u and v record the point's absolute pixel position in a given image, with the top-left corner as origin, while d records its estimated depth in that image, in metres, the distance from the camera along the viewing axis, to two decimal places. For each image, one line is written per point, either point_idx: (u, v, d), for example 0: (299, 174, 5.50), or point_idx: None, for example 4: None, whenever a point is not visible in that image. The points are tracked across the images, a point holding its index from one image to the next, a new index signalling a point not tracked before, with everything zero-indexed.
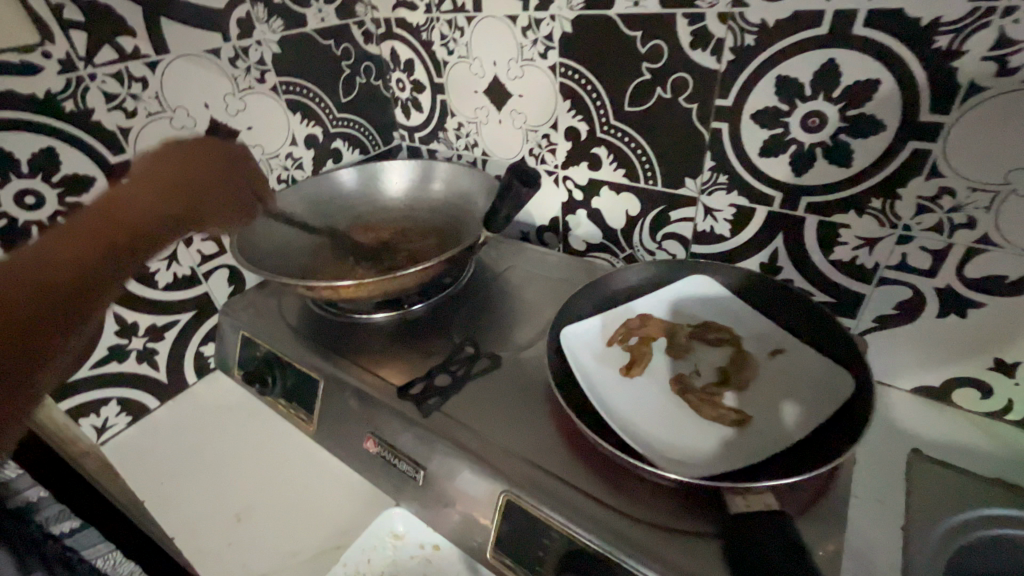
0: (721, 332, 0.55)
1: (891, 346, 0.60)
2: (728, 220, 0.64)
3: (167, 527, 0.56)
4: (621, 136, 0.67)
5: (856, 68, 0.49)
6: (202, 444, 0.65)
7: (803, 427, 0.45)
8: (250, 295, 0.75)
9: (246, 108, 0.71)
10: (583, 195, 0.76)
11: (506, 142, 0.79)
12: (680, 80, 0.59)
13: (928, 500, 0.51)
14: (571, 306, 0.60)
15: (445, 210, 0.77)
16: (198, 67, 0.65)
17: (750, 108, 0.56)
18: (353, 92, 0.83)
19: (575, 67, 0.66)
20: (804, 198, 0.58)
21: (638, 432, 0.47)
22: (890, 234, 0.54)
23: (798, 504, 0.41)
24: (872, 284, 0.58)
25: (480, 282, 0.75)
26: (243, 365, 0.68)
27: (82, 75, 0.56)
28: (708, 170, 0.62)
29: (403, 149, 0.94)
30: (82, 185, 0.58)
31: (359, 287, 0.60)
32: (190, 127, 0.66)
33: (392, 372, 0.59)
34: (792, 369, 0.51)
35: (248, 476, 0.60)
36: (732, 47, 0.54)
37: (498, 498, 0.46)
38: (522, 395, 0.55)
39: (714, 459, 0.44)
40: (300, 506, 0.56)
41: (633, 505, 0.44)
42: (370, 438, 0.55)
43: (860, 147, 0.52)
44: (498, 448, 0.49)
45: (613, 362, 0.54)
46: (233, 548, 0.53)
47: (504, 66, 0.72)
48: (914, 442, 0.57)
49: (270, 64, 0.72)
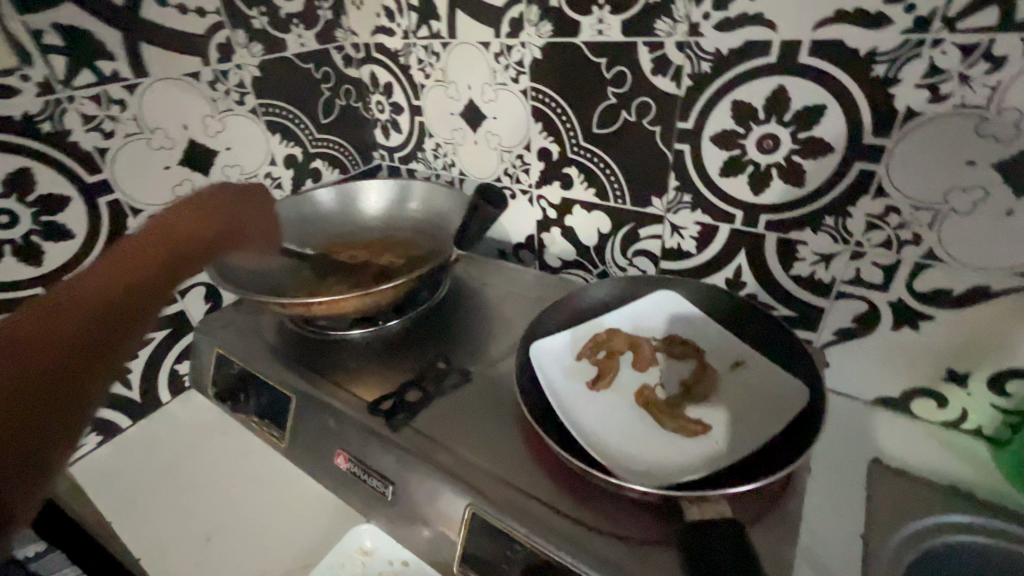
0: (685, 345, 0.57)
1: (851, 358, 0.62)
2: (694, 237, 0.67)
3: (133, 547, 0.55)
4: (591, 156, 0.70)
5: (803, 94, 0.52)
6: (173, 464, 0.65)
7: (760, 437, 0.46)
8: (227, 313, 0.75)
9: (225, 129, 0.73)
10: (556, 214, 0.78)
11: (482, 163, 0.81)
12: (643, 104, 0.62)
13: (887, 508, 0.53)
14: (541, 321, 0.61)
15: (421, 228, 0.78)
16: (177, 89, 0.66)
17: (710, 131, 0.59)
18: (333, 114, 0.85)
19: (545, 91, 0.69)
20: (763, 217, 0.60)
21: (602, 444, 0.48)
22: (844, 250, 0.57)
23: (753, 512, 0.43)
24: (830, 298, 0.60)
25: (455, 299, 0.76)
26: (217, 382, 0.68)
27: (60, 97, 0.57)
28: (673, 189, 0.65)
29: (383, 169, 0.96)
30: (57, 204, 0.59)
31: (331, 304, 0.60)
32: (169, 147, 0.67)
33: (364, 388, 0.59)
34: (751, 380, 0.52)
35: (218, 495, 0.60)
36: (690, 74, 0.57)
37: (464, 512, 0.47)
38: (491, 409, 0.56)
39: (674, 469, 0.45)
40: (270, 524, 0.56)
41: (595, 517, 0.44)
42: (341, 454, 0.55)
43: (812, 168, 0.55)
44: (465, 462, 0.50)
45: (581, 375, 0.55)
46: (200, 568, 0.53)
47: (478, 90, 0.75)
48: (875, 452, 0.58)
49: (249, 87, 0.74)
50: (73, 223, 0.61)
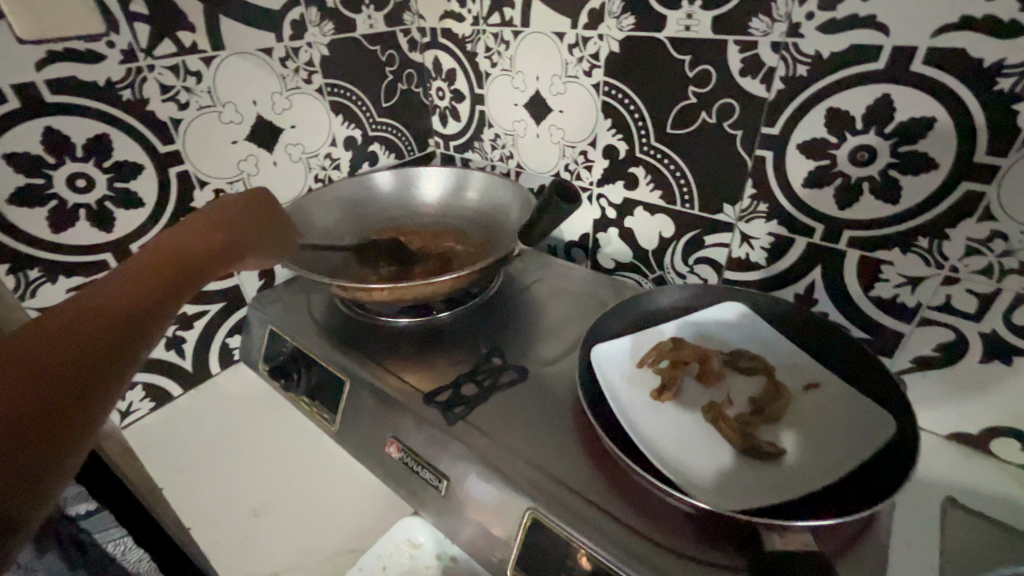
0: (754, 361, 0.54)
1: (928, 389, 0.59)
2: (765, 248, 0.64)
3: (185, 515, 0.56)
4: (661, 157, 0.67)
5: (910, 105, 0.49)
6: (223, 435, 0.65)
7: (842, 466, 0.43)
8: (280, 290, 0.75)
9: (292, 107, 0.72)
10: (616, 214, 0.75)
11: (542, 157, 0.79)
12: (726, 105, 0.59)
13: (964, 553, 0.49)
14: (601, 324, 0.59)
15: (477, 219, 0.77)
16: (249, 65, 0.66)
17: (798, 138, 0.56)
18: (394, 98, 0.85)
19: (619, 86, 0.67)
20: (847, 232, 0.57)
21: (669, 458, 0.46)
22: (936, 274, 0.53)
23: (833, 545, 0.40)
24: (912, 324, 0.57)
25: (508, 293, 0.74)
26: (270, 359, 0.69)
27: (142, 66, 0.58)
28: (748, 197, 0.62)
29: (437, 156, 0.95)
30: (131, 171, 0.60)
31: (391, 290, 0.60)
32: (237, 122, 0.67)
33: (419, 377, 0.59)
34: (829, 405, 0.49)
35: (267, 471, 0.60)
36: (783, 77, 0.54)
37: (523, 515, 0.45)
38: (548, 411, 0.54)
39: (746, 492, 0.43)
40: (319, 505, 0.56)
41: (665, 534, 0.42)
42: (393, 443, 0.54)
43: (910, 184, 0.51)
44: (523, 463, 0.48)
45: (643, 384, 0.53)
46: (249, 543, 0.53)
47: (547, 82, 0.73)
48: (950, 491, 0.55)
49: (318, 65, 0.73)
50: (144, 191, 0.61)
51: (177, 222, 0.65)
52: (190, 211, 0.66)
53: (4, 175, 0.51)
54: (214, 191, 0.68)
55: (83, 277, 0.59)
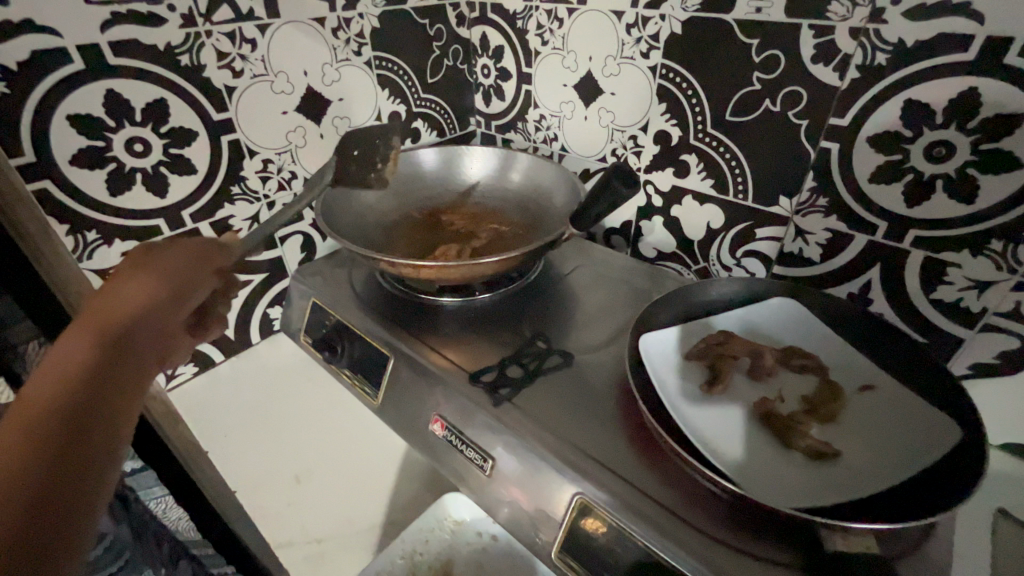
0: (807, 359, 0.53)
1: (984, 397, 0.57)
2: (821, 244, 0.62)
3: (231, 478, 0.57)
4: (716, 145, 0.65)
5: (999, 100, 0.46)
6: (265, 403, 0.67)
7: (902, 470, 0.42)
8: (321, 263, 0.75)
9: (341, 79, 0.72)
10: (662, 202, 0.74)
11: (589, 140, 0.78)
12: (793, 93, 0.57)
13: (1014, 565, 0.48)
14: (648, 314, 0.58)
15: (521, 201, 0.76)
16: (303, 34, 0.65)
17: (869, 130, 0.54)
18: (439, 74, 0.83)
19: (677, 70, 0.64)
20: (913, 231, 0.55)
21: (719, 452, 0.45)
22: (1007, 279, 0.51)
23: (897, 548, 0.40)
24: (973, 329, 0.55)
25: (548, 278, 0.74)
26: (311, 331, 0.69)
27: (200, 31, 0.57)
28: (807, 190, 0.60)
29: (477, 136, 0.94)
30: (185, 137, 0.60)
31: (438, 268, 0.59)
32: (288, 92, 0.67)
33: (462, 357, 0.58)
34: (885, 406, 0.48)
35: (308, 440, 0.61)
36: (859, 65, 0.52)
37: (571, 498, 0.45)
38: (593, 398, 0.54)
39: (801, 490, 0.42)
40: (360, 477, 0.56)
41: (713, 524, 0.42)
42: (436, 421, 0.54)
43: (989, 184, 0.49)
44: (570, 447, 0.48)
45: (691, 375, 0.52)
46: (293, 509, 0.54)
47: (600, 62, 0.71)
48: (1001, 502, 0.53)
49: (368, 38, 0.72)
50: (196, 157, 0.62)
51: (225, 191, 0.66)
52: (239, 179, 0.66)
53: (67, 136, 0.52)
54: (263, 161, 0.68)
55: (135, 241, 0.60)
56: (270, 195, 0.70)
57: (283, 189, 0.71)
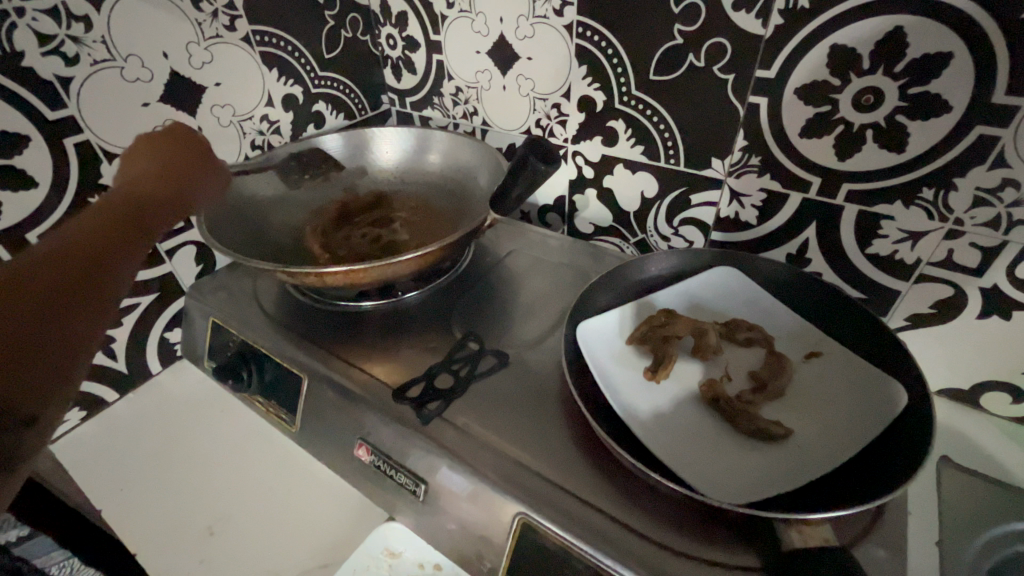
0: (752, 331, 0.50)
1: (924, 347, 0.56)
2: (757, 206, 0.59)
3: (131, 540, 0.49)
4: (643, 108, 0.60)
5: (923, 39, 0.43)
6: (170, 443, 0.58)
7: (852, 446, 0.40)
8: (221, 276, 0.66)
9: (214, 60, 0.62)
10: (593, 173, 0.69)
11: (511, 112, 0.71)
12: (717, 45, 0.53)
13: (959, 516, 0.49)
14: (586, 299, 0.54)
15: (443, 185, 0.69)
16: (153, 8, 0.55)
17: (795, 81, 0.50)
18: (337, 48, 0.73)
19: (595, 27, 0.59)
20: (846, 186, 0.52)
21: (670, 447, 0.42)
22: (938, 227, 0.49)
23: (849, 532, 0.39)
24: (909, 282, 0.54)
25: (481, 267, 0.67)
26: (215, 355, 0.60)
27: (7, 9, 0.46)
28: (739, 150, 0.57)
29: (392, 116, 0.84)
30: (12, 143, 0.49)
31: (347, 273, 0.52)
32: (147, 80, 0.56)
33: (387, 369, 0.52)
34: (832, 375, 0.46)
35: (222, 481, 0.54)
36: (782, 10, 0.48)
37: (512, 520, 0.41)
38: (532, 401, 0.49)
39: (754, 481, 0.39)
40: (284, 516, 0.50)
41: (666, 530, 0.38)
42: (362, 445, 0.48)
43: (918, 130, 0.47)
44: (510, 459, 0.43)
45: (636, 364, 0.48)
46: (205, 566, 0.47)
47: (513, 24, 0.64)
48: (944, 450, 0.54)
49: (240, 9, 0.62)
50: (34, 168, 0.51)
51: (84, 204, 0.55)
52: (100, 189, 0.56)
53: None
54: None
55: None
56: None
57: None
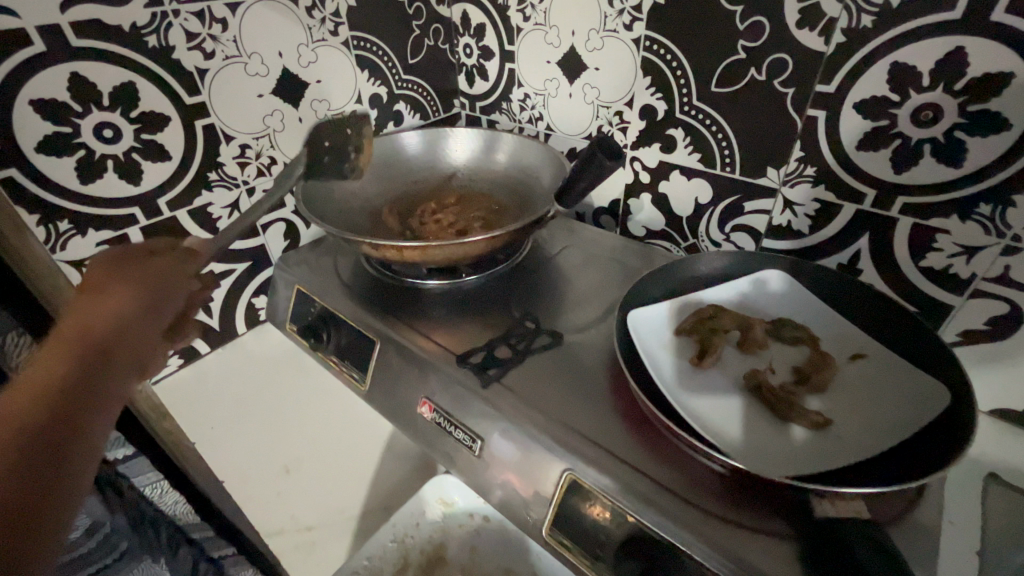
0: (798, 330, 0.52)
1: (976, 364, 0.56)
2: (810, 215, 0.61)
3: (220, 470, 0.56)
4: (703, 118, 0.64)
5: (985, 59, 0.45)
6: (253, 393, 0.66)
7: (891, 438, 0.42)
8: (304, 251, 0.74)
9: (318, 60, 0.70)
10: (650, 178, 0.72)
11: (574, 118, 0.76)
12: (779, 61, 0.56)
13: (1004, 530, 0.49)
14: (637, 290, 0.58)
15: (507, 182, 0.75)
16: (275, 13, 0.63)
17: (855, 96, 0.53)
18: (420, 54, 0.81)
19: (662, 42, 0.63)
20: (900, 199, 0.54)
21: (710, 424, 0.45)
22: (995, 243, 0.50)
23: (885, 515, 0.40)
24: (963, 296, 0.54)
25: (537, 259, 0.72)
26: (297, 319, 0.68)
27: (167, 10, 0.55)
28: (795, 160, 0.59)
29: (462, 118, 0.91)
30: (156, 122, 0.58)
31: (422, 249, 0.58)
32: (263, 74, 0.65)
33: (450, 340, 0.58)
34: (876, 375, 0.48)
35: (297, 428, 0.60)
36: (845, 29, 0.51)
37: (560, 476, 0.45)
38: (582, 378, 0.53)
39: (791, 460, 0.41)
40: (351, 463, 0.56)
41: (705, 497, 0.41)
42: (425, 404, 0.54)
43: (976, 146, 0.48)
44: (559, 425, 0.47)
45: (682, 350, 0.51)
46: (283, 498, 0.53)
47: (584, 37, 0.69)
48: (992, 467, 0.54)
49: (344, 17, 0.70)
50: (170, 144, 0.60)
51: (203, 178, 0.64)
52: (217, 166, 0.65)
53: (32, 123, 0.51)
54: (240, 146, 0.66)
55: (111, 231, 0.59)
56: (249, 182, 0.69)
57: (262, 175, 0.70)
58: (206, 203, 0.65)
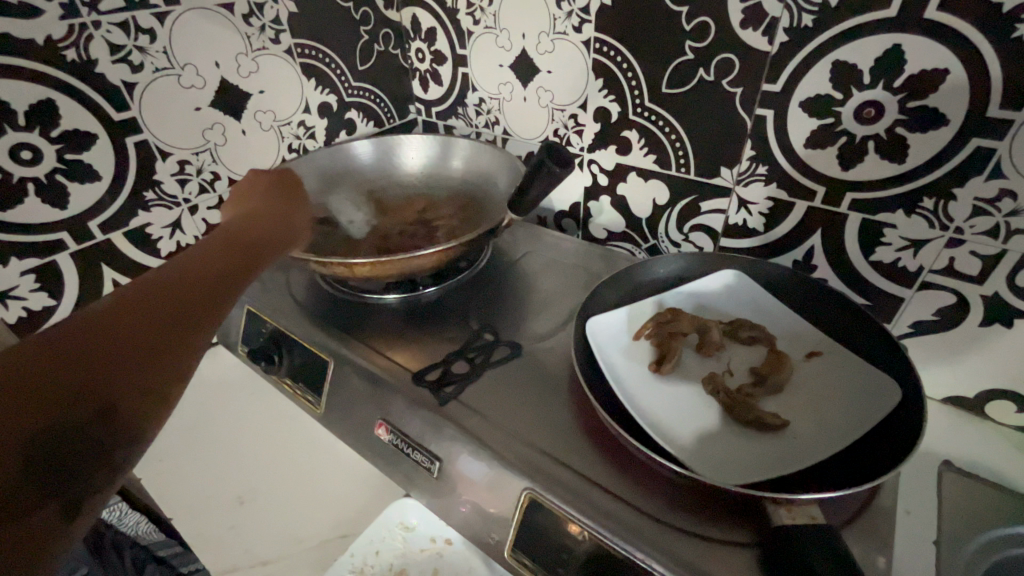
0: (755, 331, 0.52)
1: (928, 354, 0.57)
2: (764, 213, 0.61)
3: (167, 507, 0.53)
4: (656, 119, 0.64)
5: (922, 56, 0.46)
6: (203, 421, 0.63)
7: (846, 437, 0.42)
8: None
9: (259, 70, 0.67)
10: (608, 181, 0.72)
11: (530, 122, 0.75)
12: (726, 60, 0.56)
13: (958, 518, 0.50)
14: (596, 297, 0.57)
15: (465, 189, 0.73)
16: (209, 21, 0.60)
17: (800, 95, 0.53)
18: (371, 60, 0.79)
19: (611, 44, 0.63)
20: (849, 195, 0.55)
21: (669, 433, 0.44)
22: (939, 236, 0.51)
23: (841, 517, 0.41)
24: (913, 288, 0.55)
25: (497, 267, 0.71)
26: (249, 341, 0.65)
27: (85, 22, 0.52)
28: (747, 159, 0.59)
29: (419, 124, 0.89)
30: (81, 141, 0.55)
31: (374, 265, 0.56)
32: (200, 86, 0.62)
33: (408, 356, 0.56)
34: (831, 372, 0.48)
35: (251, 456, 0.58)
36: (787, 28, 0.51)
37: (519, 495, 0.43)
38: (542, 390, 0.52)
39: (750, 466, 0.41)
40: (308, 490, 0.54)
41: (665, 509, 0.41)
42: (381, 425, 0.52)
43: (917, 142, 0.49)
44: (518, 440, 0.46)
45: (641, 357, 0.51)
46: (235, 532, 0.51)
47: (534, 39, 0.68)
48: (947, 455, 0.55)
49: (285, 24, 0.68)
50: (99, 163, 0.57)
51: (138, 197, 0.61)
52: (153, 184, 0.61)
53: None
54: (178, 162, 0.63)
55: (38, 258, 0.55)
56: (191, 199, 0.66)
57: (205, 192, 0.67)
58: (144, 223, 0.62)
